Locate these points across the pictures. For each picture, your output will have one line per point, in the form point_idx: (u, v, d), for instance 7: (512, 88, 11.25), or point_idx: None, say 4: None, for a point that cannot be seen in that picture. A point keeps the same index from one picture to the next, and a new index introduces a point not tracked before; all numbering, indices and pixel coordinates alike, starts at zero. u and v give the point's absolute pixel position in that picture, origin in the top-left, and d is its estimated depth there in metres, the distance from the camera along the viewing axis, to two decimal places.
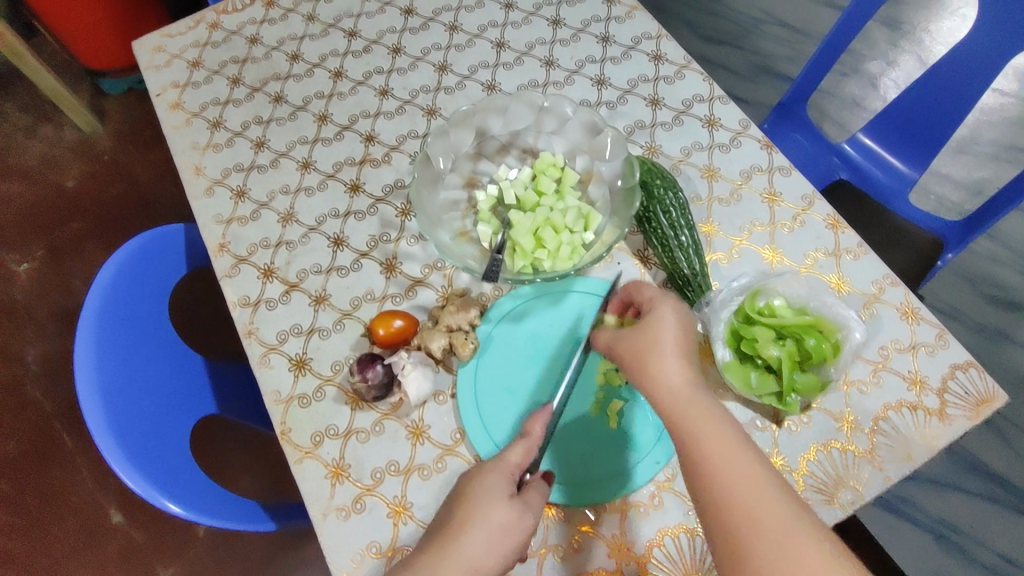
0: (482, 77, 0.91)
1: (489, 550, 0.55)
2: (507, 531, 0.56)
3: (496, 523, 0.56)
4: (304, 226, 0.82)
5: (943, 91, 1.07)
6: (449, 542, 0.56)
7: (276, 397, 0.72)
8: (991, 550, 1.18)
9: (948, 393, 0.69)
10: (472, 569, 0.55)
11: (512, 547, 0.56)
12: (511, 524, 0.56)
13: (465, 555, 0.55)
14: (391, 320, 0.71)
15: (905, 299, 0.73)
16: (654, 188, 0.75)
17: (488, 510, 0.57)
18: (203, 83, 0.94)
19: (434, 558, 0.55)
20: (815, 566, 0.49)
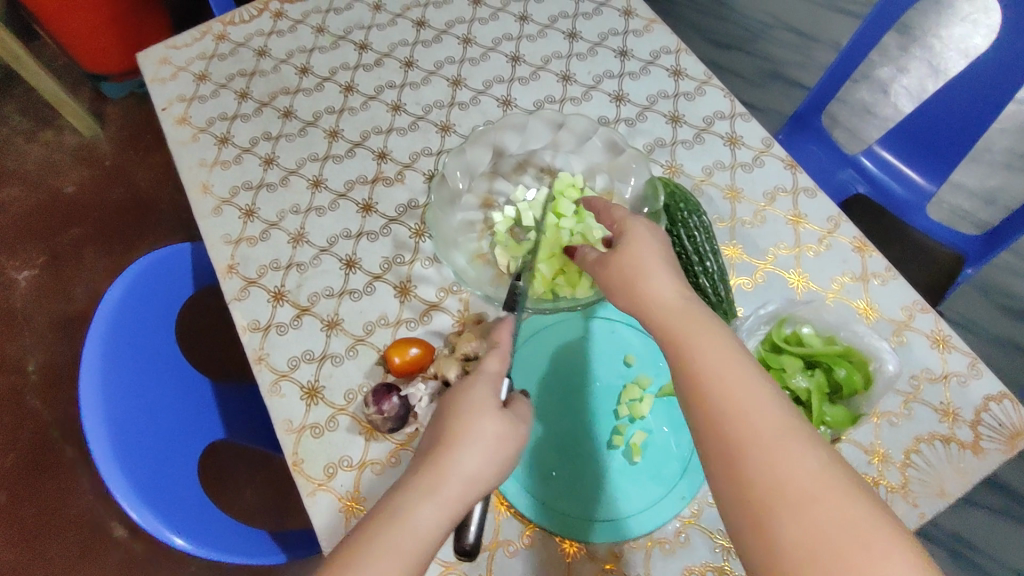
0: (497, 92, 0.89)
1: (485, 462, 0.52)
2: (501, 439, 0.54)
3: (490, 431, 0.53)
4: (315, 247, 0.79)
5: (964, 105, 1.04)
6: (441, 452, 0.52)
7: (288, 426, 0.69)
8: (1007, 567, 1.17)
9: (981, 425, 0.67)
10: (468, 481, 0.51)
11: (507, 455, 0.54)
12: (501, 434, 0.54)
13: (461, 466, 0.51)
14: (406, 348, 0.69)
15: (936, 326, 0.71)
16: (676, 212, 0.72)
17: (478, 420, 0.54)
18: (210, 97, 0.91)
19: (424, 474, 0.51)
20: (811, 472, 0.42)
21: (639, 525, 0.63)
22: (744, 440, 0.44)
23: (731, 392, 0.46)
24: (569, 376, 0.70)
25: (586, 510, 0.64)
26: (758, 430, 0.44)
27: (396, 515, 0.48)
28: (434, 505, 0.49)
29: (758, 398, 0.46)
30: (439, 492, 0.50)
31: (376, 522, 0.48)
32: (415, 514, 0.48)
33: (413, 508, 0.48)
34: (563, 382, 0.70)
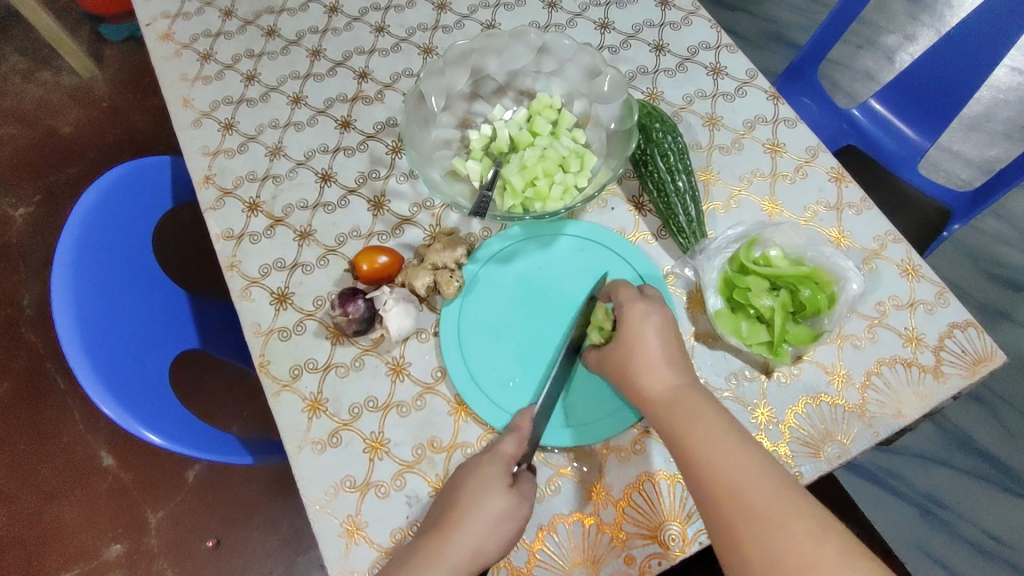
0: (481, 17, 0.88)
1: (489, 537, 0.55)
2: (505, 517, 0.56)
3: (494, 509, 0.56)
4: (292, 161, 0.80)
5: (958, 54, 1.02)
6: (447, 529, 0.56)
7: (256, 329, 0.70)
8: (979, 528, 1.17)
9: (944, 351, 0.67)
10: (472, 555, 0.54)
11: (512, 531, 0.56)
12: (506, 512, 0.56)
13: (461, 540, 0.55)
14: (375, 256, 0.69)
15: (907, 256, 0.71)
16: (651, 131, 0.72)
17: (483, 499, 0.56)
18: (194, 14, 0.91)
19: (432, 543, 0.56)
20: (755, 476, 0.50)
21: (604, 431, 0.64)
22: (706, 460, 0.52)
23: (733, 480, 0.50)
24: (538, 289, 0.70)
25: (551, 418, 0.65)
26: (766, 512, 0.48)
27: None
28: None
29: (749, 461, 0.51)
30: (445, 558, 0.54)
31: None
32: None
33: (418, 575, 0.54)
34: (531, 295, 0.70)
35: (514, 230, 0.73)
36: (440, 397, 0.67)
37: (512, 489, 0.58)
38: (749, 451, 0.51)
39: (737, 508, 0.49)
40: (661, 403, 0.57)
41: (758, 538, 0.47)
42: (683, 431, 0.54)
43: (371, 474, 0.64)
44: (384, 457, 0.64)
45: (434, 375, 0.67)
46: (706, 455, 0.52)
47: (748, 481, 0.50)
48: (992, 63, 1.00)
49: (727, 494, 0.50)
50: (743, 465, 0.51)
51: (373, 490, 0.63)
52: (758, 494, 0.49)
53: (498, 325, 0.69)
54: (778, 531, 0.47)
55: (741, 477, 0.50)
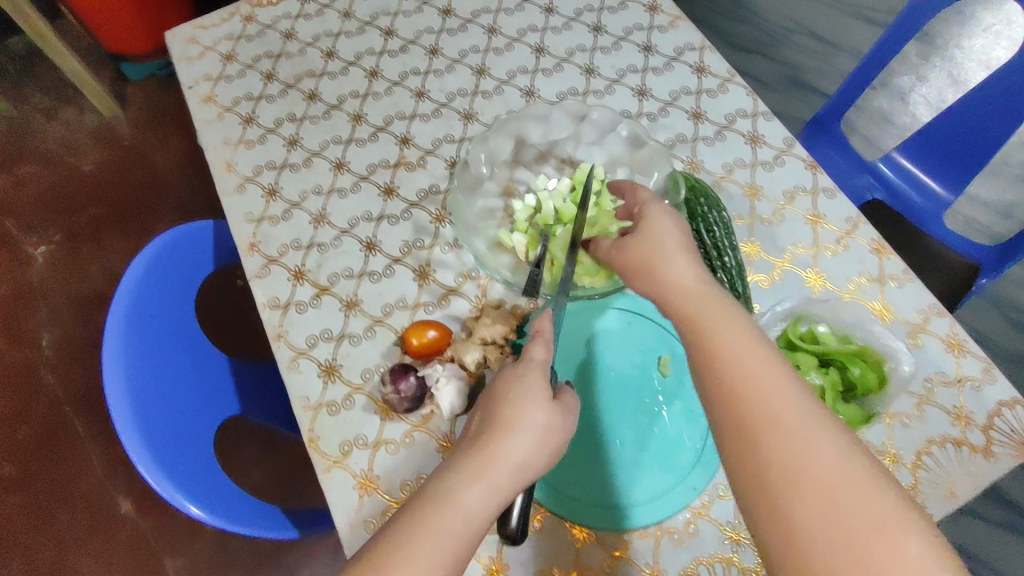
0: (520, 83, 0.89)
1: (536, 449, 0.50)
2: (549, 429, 0.51)
3: (537, 423, 0.50)
4: (336, 229, 0.80)
5: (986, 109, 1.04)
6: (488, 439, 0.49)
7: (305, 402, 0.70)
8: None
9: (993, 430, 0.67)
10: (520, 469, 0.48)
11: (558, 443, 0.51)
12: (548, 424, 0.51)
13: (507, 454, 0.48)
14: (425, 330, 0.70)
15: (951, 330, 0.71)
16: (694, 209, 0.74)
17: (522, 411, 0.51)
18: (236, 77, 0.92)
19: (472, 456, 0.49)
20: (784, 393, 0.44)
21: (662, 508, 0.64)
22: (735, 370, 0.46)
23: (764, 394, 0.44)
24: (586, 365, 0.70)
25: (603, 499, 0.64)
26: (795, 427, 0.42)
27: (444, 499, 0.46)
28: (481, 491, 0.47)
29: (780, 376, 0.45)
30: (488, 478, 0.47)
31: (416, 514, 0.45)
32: (463, 498, 0.46)
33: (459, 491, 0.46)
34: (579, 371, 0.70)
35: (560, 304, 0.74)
36: None
37: (552, 402, 0.52)
38: (771, 349, 0.46)
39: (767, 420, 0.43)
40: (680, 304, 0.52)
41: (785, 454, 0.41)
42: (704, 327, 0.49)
43: None
44: None
45: None
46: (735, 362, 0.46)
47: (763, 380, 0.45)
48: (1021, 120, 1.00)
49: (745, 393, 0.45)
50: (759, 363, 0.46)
51: None
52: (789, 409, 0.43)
53: None
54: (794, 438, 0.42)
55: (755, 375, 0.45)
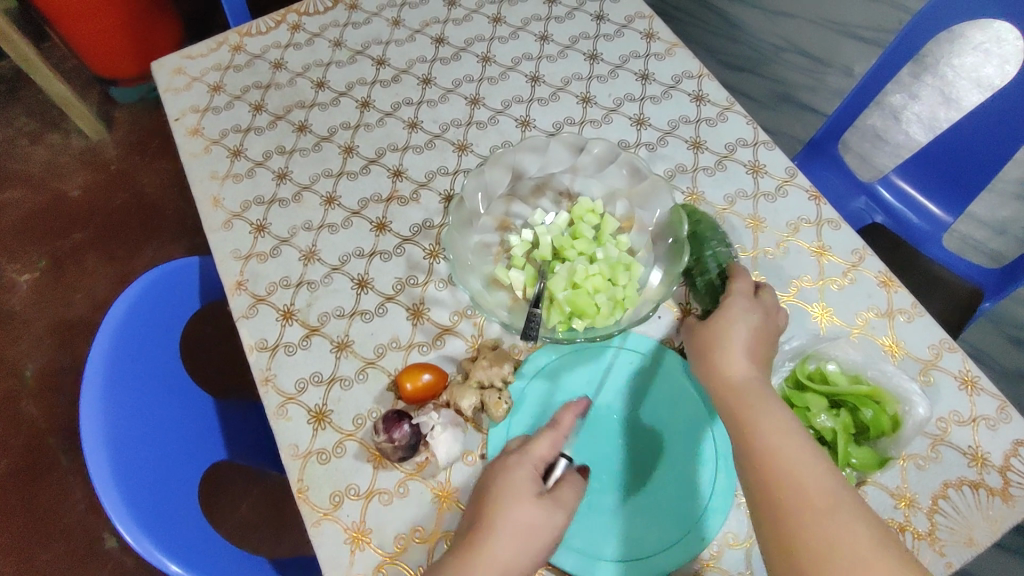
0: (516, 112, 0.87)
1: (520, 550, 0.55)
2: (535, 532, 0.55)
3: (519, 521, 0.55)
4: (327, 265, 0.78)
5: (989, 129, 1.02)
6: (478, 538, 0.55)
7: (294, 451, 0.67)
8: None
9: (1011, 471, 0.64)
10: (504, 570, 0.54)
11: (541, 545, 0.55)
12: (538, 524, 0.56)
13: (495, 557, 0.54)
14: (419, 373, 0.67)
15: (964, 366, 0.69)
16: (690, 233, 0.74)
17: (510, 510, 0.56)
18: (224, 108, 0.90)
19: (461, 557, 0.54)
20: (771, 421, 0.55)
21: (677, 557, 0.61)
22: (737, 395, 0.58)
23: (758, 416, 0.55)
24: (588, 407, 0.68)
25: (606, 550, 0.61)
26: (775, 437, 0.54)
27: None
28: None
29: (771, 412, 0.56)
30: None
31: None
32: None
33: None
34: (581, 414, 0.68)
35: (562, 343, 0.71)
36: None
37: (540, 500, 0.57)
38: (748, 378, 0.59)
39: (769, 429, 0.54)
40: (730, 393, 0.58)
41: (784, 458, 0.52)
42: (749, 416, 0.56)
43: None
44: None
45: None
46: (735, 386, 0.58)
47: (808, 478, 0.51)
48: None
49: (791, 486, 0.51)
50: (811, 462, 0.52)
51: None
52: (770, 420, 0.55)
53: None
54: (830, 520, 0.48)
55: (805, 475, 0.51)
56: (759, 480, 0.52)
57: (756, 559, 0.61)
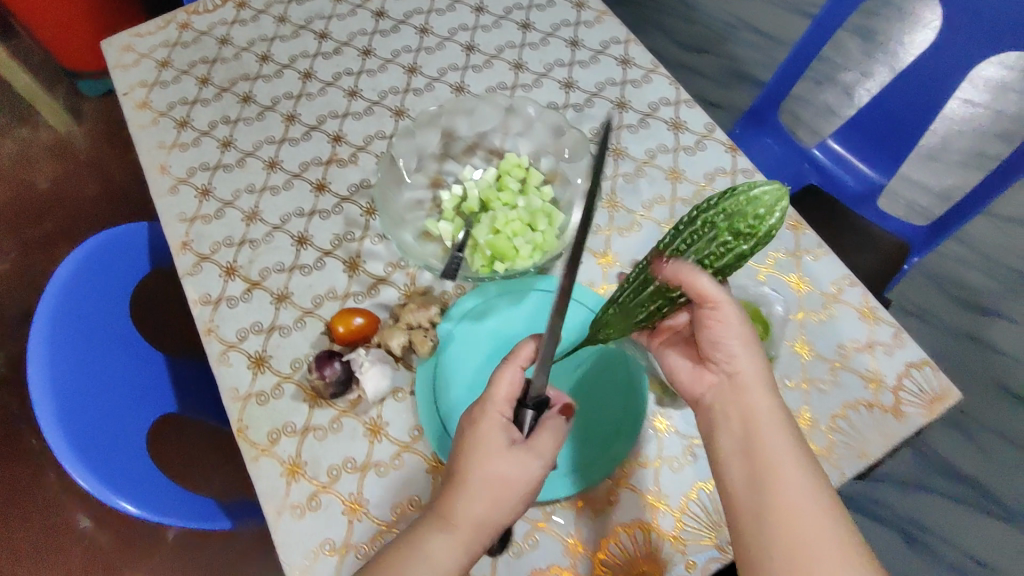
0: (451, 79, 0.91)
1: (494, 503, 0.56)
2: (510, 484, 0.56)
3: (493, 473, 0.57)
4: (268, 225, 0.81)
5: (910, 90, 1.08)
6: (456, 495, 0.57)
7: (234, 394, 0.71)
8: (962, 551, 1.31)
9: (904, 391, 0.69)
10: (478, 523, 0.56)
11: (517, 495, 0.57)
12: (513, 478, 0.56)
13: (468, 510, 0.56)
14: (351, 317, 0.71)
15: (864, 300, 0.74)
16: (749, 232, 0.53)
17: (485, 463, 0.57)
18: (171, 83, 0.93)
19: (438, 512, 0.56)
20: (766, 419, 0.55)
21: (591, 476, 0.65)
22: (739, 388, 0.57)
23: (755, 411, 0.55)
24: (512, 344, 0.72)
25: None
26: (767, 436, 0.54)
27: (415, 549, 0.54)
28: (449, 546, 0.54)
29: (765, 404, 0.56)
30: (451, 526, 0.55)
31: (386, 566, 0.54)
32: (430, 547, 0.54)
33: (428, 542, 0.54)
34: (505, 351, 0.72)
35: (489, 287, 0.75)
36: (418, 456, 0.68)
37: (513, 448, 0.57)
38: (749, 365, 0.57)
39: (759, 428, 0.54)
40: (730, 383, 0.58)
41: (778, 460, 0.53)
42: (748, 414, 0.56)
43: (350, 535, 0.64)
44: (363, 518, 0.65)
45: (411, 434, 0.69)
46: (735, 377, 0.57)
47: (802, 507, 0.51)
48: (942, 98, 1.06)
49: (783, 516, 0.51)
50: (808, 484, 0.52)
51: (353, 552, 0.63)
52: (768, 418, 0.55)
53: (473, 381, 0.70)
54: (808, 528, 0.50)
55: (798, 507, 0.51)
56: (754, 479, 0.53)
57: (665, 476, 0.67)
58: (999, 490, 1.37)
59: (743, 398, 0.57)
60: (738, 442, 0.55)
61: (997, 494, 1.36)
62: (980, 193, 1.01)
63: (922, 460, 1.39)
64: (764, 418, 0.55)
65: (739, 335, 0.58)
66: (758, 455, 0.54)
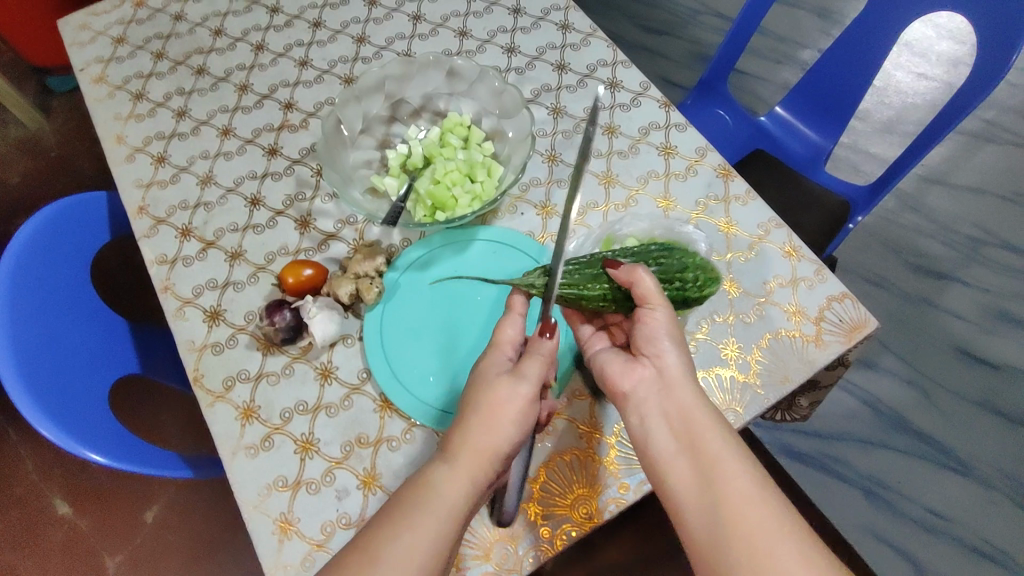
0: (398, 47, 0.95)
1: (494, 427, 0.59)
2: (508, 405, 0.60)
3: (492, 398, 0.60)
4: (222, 188, 0.84)
5: (851, 51, 1.13)
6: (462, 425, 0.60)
7: (190, 345, 0.74)
8: (922, 507, 1.34)
9: (824, 321, 0.73)
10: (485, 449, 0.59)
11: (518, 417, 0.60)
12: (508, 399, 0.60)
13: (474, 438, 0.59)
14: (301, 269, 0.74)
15: (788, 240, 0.78)
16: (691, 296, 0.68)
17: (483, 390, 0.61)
18: (127, 58, 0.96)
19: (448, 447, 0.59)
20: (695, 410, 0.58)
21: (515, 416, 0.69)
22: (670, 384, 0.60)
23: (686, 407, 0.59)
24: (457, 291, 0.76)
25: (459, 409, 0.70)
26: (702, 428, 0.57)
27: (426, 485, 0.57)
28: (454, 478, 0.57)
29: (693, 398, 0.59)
30: (458, 456, 0.58)
31: (404, 518, 0.55)
32: (440, 481, 0.57)
33: (437, 477, 0.57)
34: (451, 299, 0.75)
35: (434, 238, 0.78)
36: (367, 396, 0.71)
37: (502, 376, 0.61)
38: (678, 361, 0.61)
39: (692, 417, 0.58)
40: (663, 377, 0.61)
41: (713, 447, 0.56)
42: (680, 406, 0.59)
43: (303, 472, 0.67)
44: (314, 455, 0.68)
45: (360, 376, 0.72)
46: (666, 372, 0.61)
47: (750, 493, 0.53)
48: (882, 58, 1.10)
49: (732, 501, 0.53)
50: (745, 470, 0.55)
51: (304, 487, 0.67)
52: (698, 410, 0.58)
53: (419, 326, 0.74)
54: (751, 507, 0.52)
55: (744, 492, 0.53)
56: (696, 467, 0.56)
57: (597, 406, 0.71)
58: (954, 443, 1.39)
59: (675, 396, 0.59)
60: (680, 440, 0.58)
61: (956, 449, 1.39)
62: (914, 148, 1.03)
63: (882, 418, 1.41)
64: (697, 413, 0.58)
65: (671, 340, 0.62)
66: (701, 450, 0.56)
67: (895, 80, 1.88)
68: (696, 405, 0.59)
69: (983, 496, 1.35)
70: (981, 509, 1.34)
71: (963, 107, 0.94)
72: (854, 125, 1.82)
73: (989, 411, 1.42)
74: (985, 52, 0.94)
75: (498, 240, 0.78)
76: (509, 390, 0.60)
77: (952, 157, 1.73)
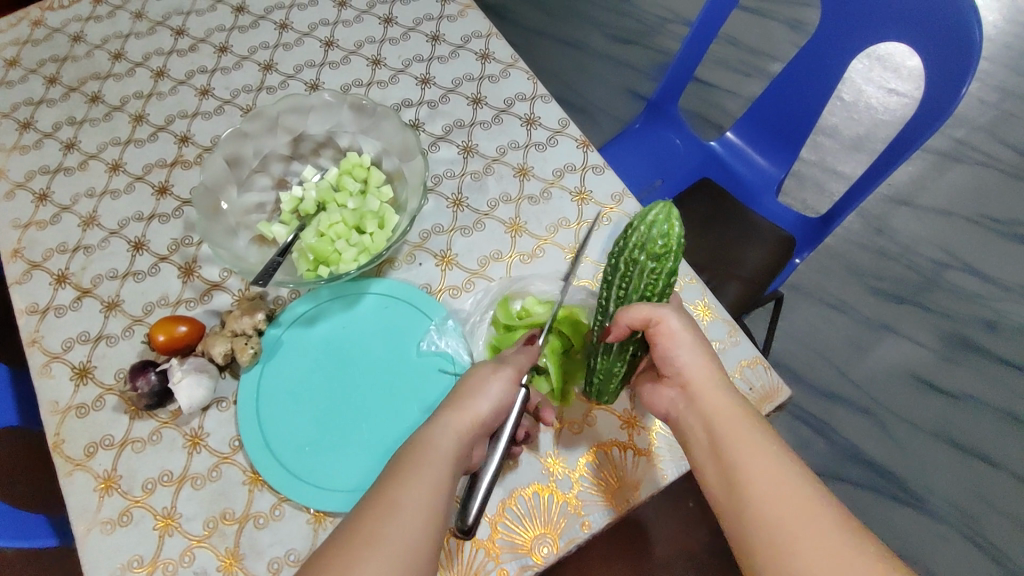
0: (306, 76, 0.89)
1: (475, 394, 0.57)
2: (487, 378, 0.58)
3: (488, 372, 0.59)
4: (104, 230, 0.79)
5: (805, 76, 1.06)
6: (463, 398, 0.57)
7: (53, 406, 0.69)
8: None
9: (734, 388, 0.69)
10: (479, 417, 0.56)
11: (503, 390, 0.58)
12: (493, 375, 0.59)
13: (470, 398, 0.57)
14: (173, 326, 0.68)
15: (701, 297, 0.74)
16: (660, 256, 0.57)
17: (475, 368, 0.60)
18: (18, 83, 0.90)
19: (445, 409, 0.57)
20: (724, 409, 0.55)
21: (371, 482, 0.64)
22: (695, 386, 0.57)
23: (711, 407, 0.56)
24: (342, 348, 0.71)
25: (329, 481, 0.64)
26: (729, 427, 0.54)
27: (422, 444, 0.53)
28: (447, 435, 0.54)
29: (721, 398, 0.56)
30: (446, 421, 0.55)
31: (400, 468, 0.51)
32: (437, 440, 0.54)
33: (432, 436, 0.54)
34: (335, 357, 0.70)
35: (322, 291, 0.73)
36: (236, 467, 0.66)
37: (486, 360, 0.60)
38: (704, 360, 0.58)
39: (721, 418, 0.55)
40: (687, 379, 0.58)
41: (741, 449, 0.53)
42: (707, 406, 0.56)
43: (160, 552, 0.62)
44: (174, 533, 0.63)
45: (231, 445, 0.67)
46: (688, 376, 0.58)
47: (792, 494, 0.49)
48: (839, 78, 1.03)
49: (772, 503, 0.49)
50: (783, 474, 0.51)
51: (161, 569, 0.62)
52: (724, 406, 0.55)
53: (300, 389, 0.69)
54: (795, 508, 0.49)
55: (785, 493, 0.50)
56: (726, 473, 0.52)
57: None
58: (910, 478, 1.35)
59: (699, 403, 0.56)
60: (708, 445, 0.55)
61: (913, 484, 1.34)
62: (860, 186, 0.97)
63: (836, 449, 1.38)
64: (725, 418, 0.55)
65: (693, 351, 0.58)
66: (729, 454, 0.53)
67: (867, 96, 1.83)
68: (724, 407, 0.55)
69: (937, 533, 1.30)
70: (938, 548, 1.29)
71: (913, 141, 0.87)
72: (822, 142, 1.77)
73: (949, 445, 1.38)
74: (933, 78, 0.87)
75: (391, 294, 0.73)
76: (486, 369, 0.59)
77: (921, 176, 1.67)
